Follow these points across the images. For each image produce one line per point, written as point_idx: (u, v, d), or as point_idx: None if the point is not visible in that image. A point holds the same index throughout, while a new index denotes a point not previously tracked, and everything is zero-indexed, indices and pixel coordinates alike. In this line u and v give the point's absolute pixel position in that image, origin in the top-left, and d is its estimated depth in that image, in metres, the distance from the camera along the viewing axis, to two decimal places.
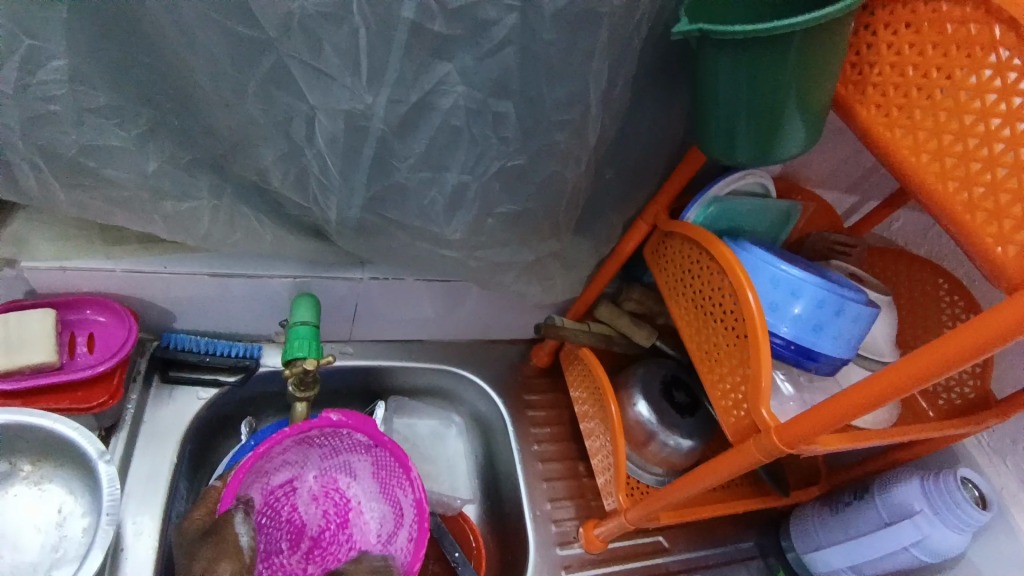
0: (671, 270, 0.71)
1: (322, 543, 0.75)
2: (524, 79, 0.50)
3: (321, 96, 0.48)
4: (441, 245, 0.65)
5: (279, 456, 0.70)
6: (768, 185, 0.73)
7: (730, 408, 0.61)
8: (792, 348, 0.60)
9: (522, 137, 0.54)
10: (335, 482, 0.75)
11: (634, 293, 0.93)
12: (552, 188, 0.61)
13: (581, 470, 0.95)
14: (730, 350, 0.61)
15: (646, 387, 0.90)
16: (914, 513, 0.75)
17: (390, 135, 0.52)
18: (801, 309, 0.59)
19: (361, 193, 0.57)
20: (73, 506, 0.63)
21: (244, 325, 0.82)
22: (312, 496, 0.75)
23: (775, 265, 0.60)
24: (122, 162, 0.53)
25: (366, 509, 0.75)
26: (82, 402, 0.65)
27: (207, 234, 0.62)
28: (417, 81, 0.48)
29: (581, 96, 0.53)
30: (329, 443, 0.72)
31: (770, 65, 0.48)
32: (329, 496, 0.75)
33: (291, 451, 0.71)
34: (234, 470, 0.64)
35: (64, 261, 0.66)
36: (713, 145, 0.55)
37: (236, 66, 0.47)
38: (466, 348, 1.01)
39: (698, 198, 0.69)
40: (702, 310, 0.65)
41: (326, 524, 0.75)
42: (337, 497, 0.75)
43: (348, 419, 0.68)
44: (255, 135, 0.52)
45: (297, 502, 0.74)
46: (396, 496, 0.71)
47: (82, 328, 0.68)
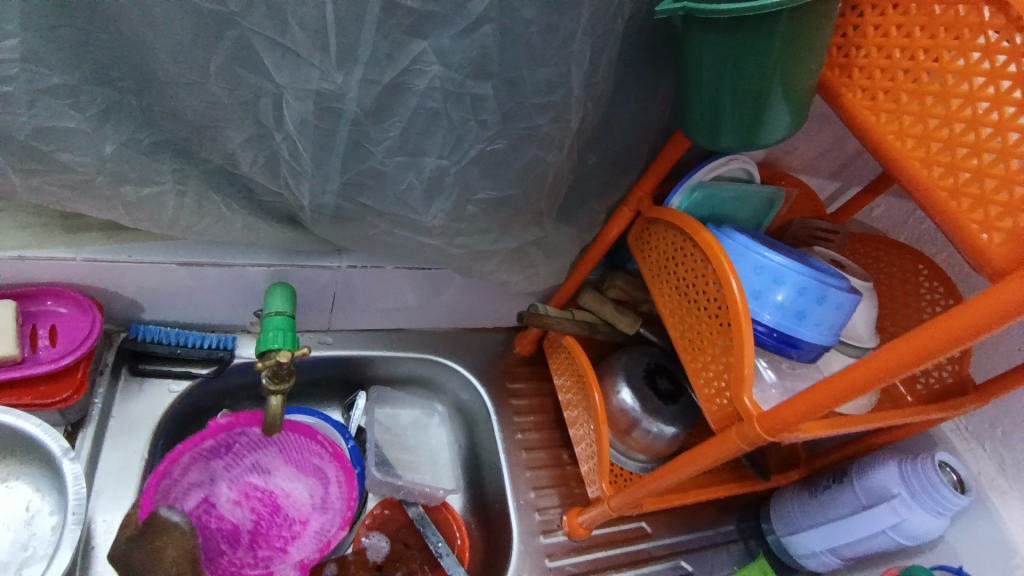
0: (655, 258, 0.70)
1: (263, 532, 0.76)
2: (504, 59, 0.48)
3: (289, 76, 0.46)
4: (419, 232, 0.63)
5: (183, 476, 0.73)
6: (753, 170, 0.71)
7: (713, 396, 0.60)
8: (774, 335, 0.59)
9: (502, 120, 0.53)
10: (251, 483, 0.79)
11: (617, 280, 0.92)
12: (533, 174, 0.59)
13: (564, 457, 0.95)
14: (713, 338, 0.61)
15: (629, 375, 0.90)
16: (892, 497, 0.76)
17: (363, 118, 0.49)
18: (784, 296, 0.58)
19: (334, 179, 0.55)
20: (41, 503, 0.61)
21: (218, 316, 0.79)
22: (232, 501, 0.77)
23: (759, 251, 0.59)
24: (78, 146, 0.50)
25: (292, 491, 0.80)
26: (46, 397, 0.63)
27: (173, 221, 0.59)
28: (391, 61, 0.46)
29: (563, 78, 0.51)
30: (230, 445, 0.78)
31: (756, 45, 0.46)
32: (251, 495, 0.78)
33: (194, 468, 0.75)
34: (143, 488, 0.68)
35: (24, 250, 0.62)
36: (698, 129, 0.55)
37: (197, 43, 0.44)
38: (448, 337, 0.99)
39: (682, 185, 0.68)
40: (685, 298, 0.65)
41: (257, 521, 0.77)
42: (259, 494, 0.78)
43: (236, 420, 0.77)
44: (220, 116, 0.50)
45: (222, 516, 0.76)
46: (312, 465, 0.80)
47: (44, 320, 0.65)
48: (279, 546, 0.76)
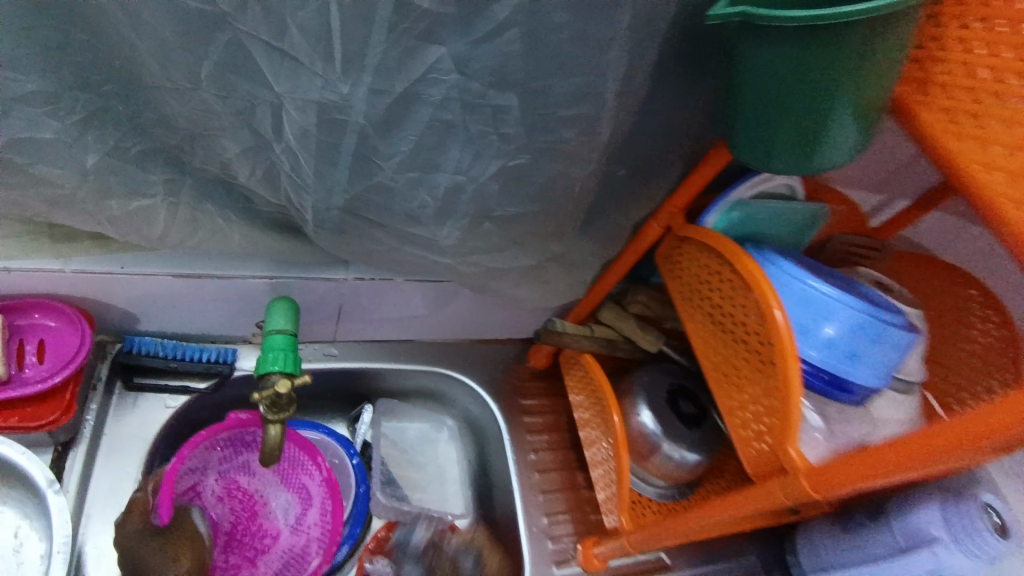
0: (685, 280, 0.65)
1: (238, 537, 0.71)
2: (529, 67, 0.43)
3: (287, 84, 0.41)
4: (431, 249, 0.58)
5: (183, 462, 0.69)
6: (796, 186, 0.66)
7: (751, 439, 0.56)
8: (821, 377, 0.55)
9: (526, 134, 0.47)
10: (238, 481, 0.73)
11: (640, 295, 0.86)
12: (557, 190, 0.54)
13: (579, 480, 0.90)
14: (753, 376, 0.55)
15: (651, 397, 0.84)
16: (932, 542, 0.69)
17: (371, 130, 0.44)
18: (835, 331, 0.53)
19: (339, 194, 0.50)
20: (28, 530, 0.58)
21: (216, 327, 0.75)
22: (219, 497, 0.72)
23: (805, 281, 0.54)
24: (58, 157, 0.45)
25: (271, 500, 0.74)
26: (32, 419, 0.59)
27: (164, 235, 0.55)
28: (402, 69, 0.41)
29: (595, 88, 0.45)
30: (236, 439, 0.73)
31: (822, 58, 0.41)
32: (236, 494, 0.73)
33: (193, 454, 0.71)
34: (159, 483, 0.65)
35: (7, 261, 0.58)
36: (744, 148, 0.49)
37: (185, 45, 0.39)
38: (459, 348, 0.94)
39: (720, 201, 0.62)
40: (721, 328, 0.59)
41: (235, 523, 0.72)
42: (243, 494, 0.73)
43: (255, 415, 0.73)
44: (214, 125, 0.45)
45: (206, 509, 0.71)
46: (301, 481, 0.74)
47: (31, 335, 0.61)
48: (249, 557, 0.70)
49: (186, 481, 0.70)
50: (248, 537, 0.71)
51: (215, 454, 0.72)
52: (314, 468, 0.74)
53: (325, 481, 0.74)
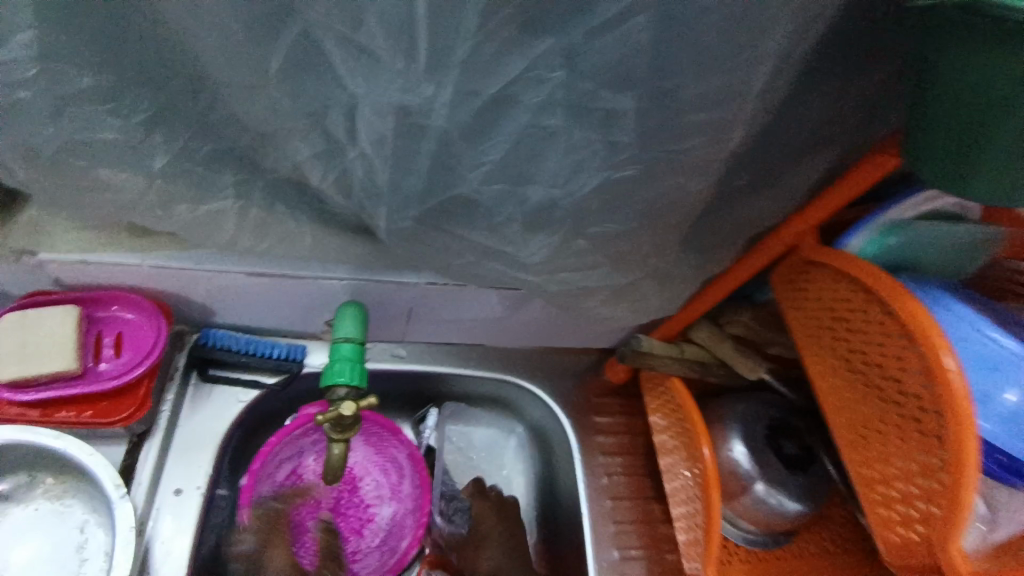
0: (813, 311, 0.54)
1: (343, 509, 0.74)
2: (654, 61, 0.34)
3: (363, 84, 0.35)
4: (513, 266, 0.51)
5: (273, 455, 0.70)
6: (969, 206, 0.52)
7: (897, 522, 0.46)
8: (997, 459, 0.43)
9: (640, 143, 0.38)
10: None
11: (742, 315, 0.75)
12: (667, 205, 0.45)
13: (657, 513, 0.82)
14: (905, 445, 0.45)
15: (747, 432, 0.74)
16: None
17: (456, 137, 0.37)
18: (1018, 399, 0.42)
19: (415, 205, 0.44)
20: (95, 526, 0.57)
21: (288, 323, 0.72)
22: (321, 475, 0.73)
23: (983, 335, 0.43)
24: (123, 158, 0.42)
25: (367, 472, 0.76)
26: (108, 415, 0.58)
27: (233, 241, 0.51)
28: (499, 65, 0.33)
29: (737, 87, 0.36)
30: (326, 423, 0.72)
31: None
32: None
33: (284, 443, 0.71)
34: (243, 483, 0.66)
35: (87, 254, 0.57)
36: (926, 169, 0.40)
37: (254, 38, 0.34)
38: (531, 357, 0.88)
39: (872, 220, 0.52)
40: (860, 379, 0.49)
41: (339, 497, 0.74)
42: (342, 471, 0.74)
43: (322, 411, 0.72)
44: (284, 125, 0.40)
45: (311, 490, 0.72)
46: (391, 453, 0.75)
47: (110, 328, 0.61)
48: (357, 527, 0.73)
49: (285, 467, 0.72)
50: (351, 508, 0.74)
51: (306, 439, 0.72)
52: (400, 443, 0.74)
53: (411, 455, 0.74)
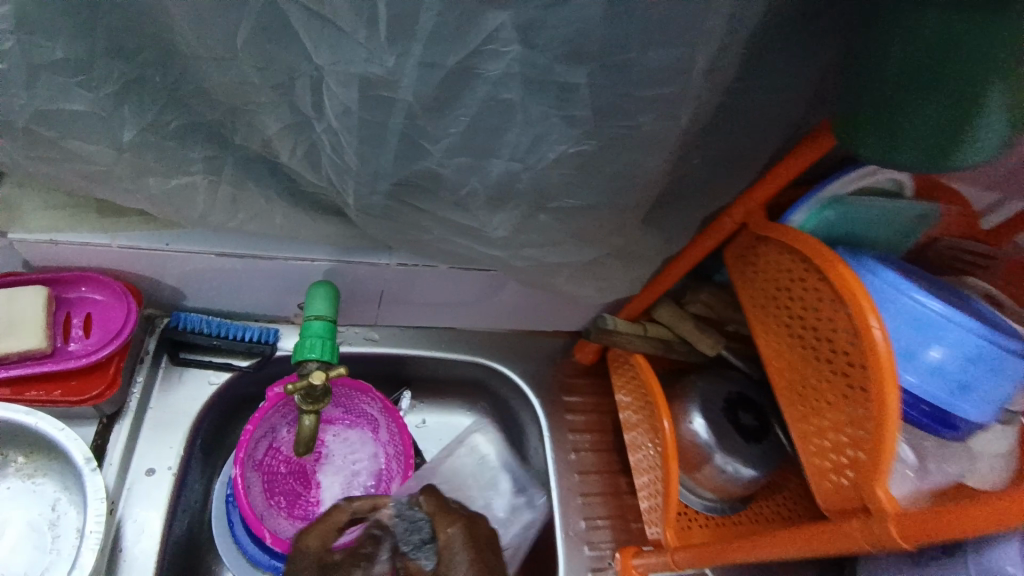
0: (759, 283, 0.58)
1: (324, 469, 0.75)
2: (604, 36, 0.37)
3: (328, 55, 0.36)
4: (479, 241, 0.53)
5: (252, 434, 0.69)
6: (904, 181, 0.56)
7: (829, 470, 0.50)
8: (920, 409, 0.48)
9: (593, 116, 0.41)
10: None
11: (701, 294, 0.79)
12: (623, 180, 0.48)
13: (623, 486, 0.85)
14: (836, 400, 0.49)
15: (705, 405, 0.78)
16: None
17: (420, 109, 0.39)
18: (941, 355, 0.46)
19: (383, 178, 0.46)
20: (67, 504, 0.59)
21: (261, 306, 0.73)
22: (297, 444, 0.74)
23: (908, 296, 0.47)
24: (94, 131, 0.43)
25: (344, 432, 0.77)
26: (76, 394, 0.59)
27: (205, 216, 0.52)
28: (458, 39, 0.36)
29: (681, 64, 0.39)
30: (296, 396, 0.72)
31: (978, 27, 0.34)
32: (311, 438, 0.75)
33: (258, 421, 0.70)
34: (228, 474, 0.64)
35: (55, 233, 0.58)
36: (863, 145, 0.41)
37: (220, 9, 0.36)
38: (504, 340, 0.90)
39: (812, 195, 0.55)
40: (799, 342, 0.53)
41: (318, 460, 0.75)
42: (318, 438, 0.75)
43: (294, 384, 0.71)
44: (252, 99, 0.41)
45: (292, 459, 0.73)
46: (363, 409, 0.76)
47: (79, 309, 0.61)
48: (342, 482, 0.75)
49: (261, 442, 0.71)
50: (333, 467, 0.75)
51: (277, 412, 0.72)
52: (371, 400, 0.75)
53: (384, 409, 0.75)
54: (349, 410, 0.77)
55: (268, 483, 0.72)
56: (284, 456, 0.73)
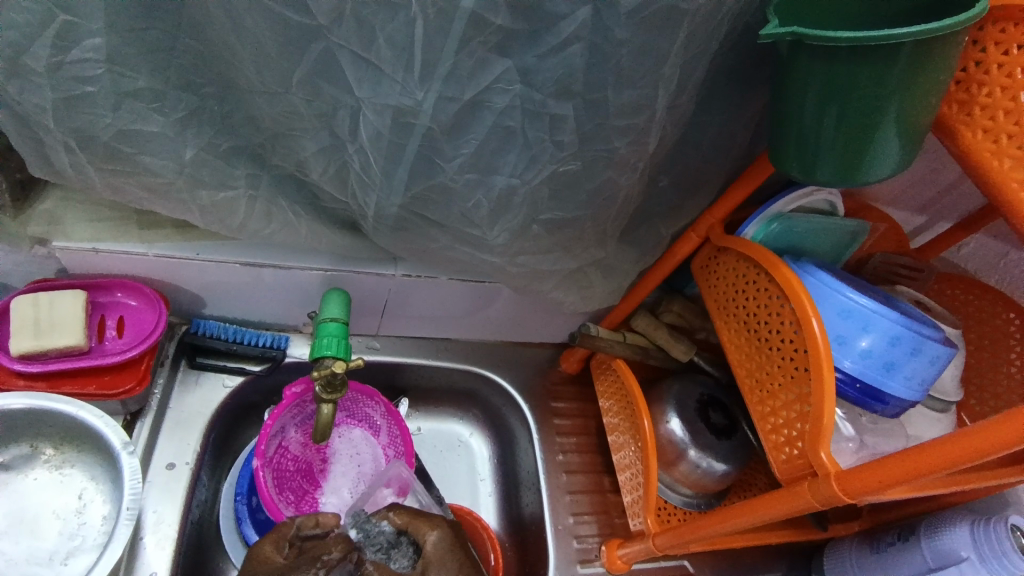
0: (719, 287, 0.67)
1: (329, 468, 0.79)
2: (588, 78, 0.46)
3: (368, 89, 0.45)
4: (480, 249, 0.61)
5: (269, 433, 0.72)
6: (836, 203, 0.69)
7: (782, 444, 0.57)
8: (856, 387, 0.57)
9: (579, 141, 0.50)
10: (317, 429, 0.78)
11: (674, 304, 0.88)
12: (603, 195, 0.57)
13: (606, 484, 0.91)
14: (785, 381, 0.58)
15: (681, 405, 0.84)
16: (960, 561, 0.71)
17: (438, 133, 0.48)
18: (870, 343, 0.55)
19: (401, 193, 0.53)
20: (93, 493, 0.64)
21: (272, 315, 0.78)
22: (305, 443, 0.77)
23: (843, 293, 0.57)
24: (159, 149, 0.51)
25: (348, 434, 0.81)
26: (110, 388, 0.65)
27: (243, 225, 0.60)
28: (473, 78, 0.45)
29: (648, 101, 0.49)
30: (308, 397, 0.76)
31: (873, 74, 0.44)
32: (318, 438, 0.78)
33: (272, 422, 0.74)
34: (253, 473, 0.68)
35: (97, 242, 0.64)
36: (790, 162, 0.52)
37: (282, 53, 0.45)
38: (492, 349, 0.95)
39: (760, 213, 0.65)
40: (754, 336, 0.61)
41: (323, 460, 0.79)
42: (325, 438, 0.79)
43: (308, 385, 0.75)
44: (296, 124, 0.50)
45: (300, 458, 0.77)
46: (366, 412, 0.81)
47: (113, 312, 0.67)
48: (347, 480, 0.78)
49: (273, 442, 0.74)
50: (338, 467, 0.79)
51: (288, 413, 0.75)
52: (375, 403, 0.80)
53: (386, 412, 0.80)
54: (353, 413, 0.81)
55: (279, 480, 0.74)
56: (293, 455, 0.76)
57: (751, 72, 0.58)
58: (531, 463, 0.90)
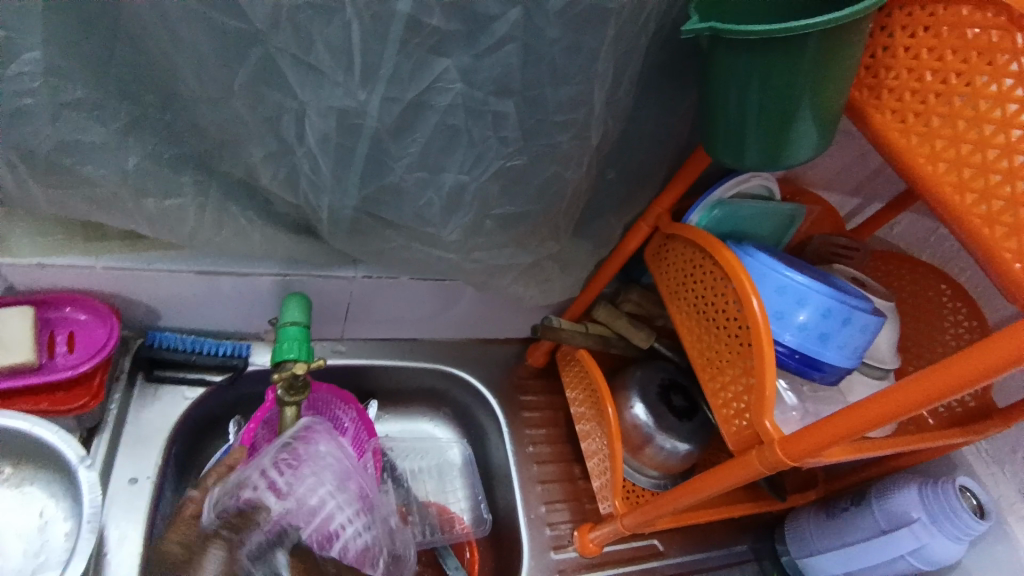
0: (670, 272, 0.70)
1: None
2: (526, 77, 0.49)
3: (312, 93, 0.46)
4: (436, 247, 0.62)
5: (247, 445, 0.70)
6: (773, 188, 0.73)
7: (731, 417, 0.60)
8: (795, 358, 0.61)
9: (522, 137, 0.52)
10: None
11: (632, 293, 0.90)
12: (550, 189, 0.59)
13: (576, 472, 0.92)
14: (732, 358, 0.61)
15: (642, 389, 0.87)
16: (912, 522, 0.75)
17: (385, 134, 0.49)
18: (806, 317, 0.59)
19: (353, 194, 0.54)
20: (54, 511, 0.62)
21: (232, 324, 0.78)
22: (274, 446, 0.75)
23: (781, 272, 0.60)
24: (104, 160, 0.51)
25: None
26: (62, 405, 0.64)
27: (194, 233, 0.60)
28: (414, 79, 0.46)
29: (585, 96, 0.51)
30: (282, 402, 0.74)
31: (790, 62, 0.47)
32: None
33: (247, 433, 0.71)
34: None
35: (43, 258, 0.62)
36: (720, 149, 0.55)
37: (223, 60, 0.45)
38: (458, 347, 0.95)
39: (702, 200, 0.69)
40: (703, 317, 0.64)
41: None
42: None
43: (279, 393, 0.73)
44: (242, 129, 0.50)
45: None
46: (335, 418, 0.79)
47: (62, 327, 0.66)
48: None
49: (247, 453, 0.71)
50: None
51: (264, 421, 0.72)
52: (346, 410, 0.79)
53: (355, 420, 0.79)
54: (322, 414, 0.79)
55: None
56: None
57: (684, 66, 0.61)
58: (502, 456, 0.91)
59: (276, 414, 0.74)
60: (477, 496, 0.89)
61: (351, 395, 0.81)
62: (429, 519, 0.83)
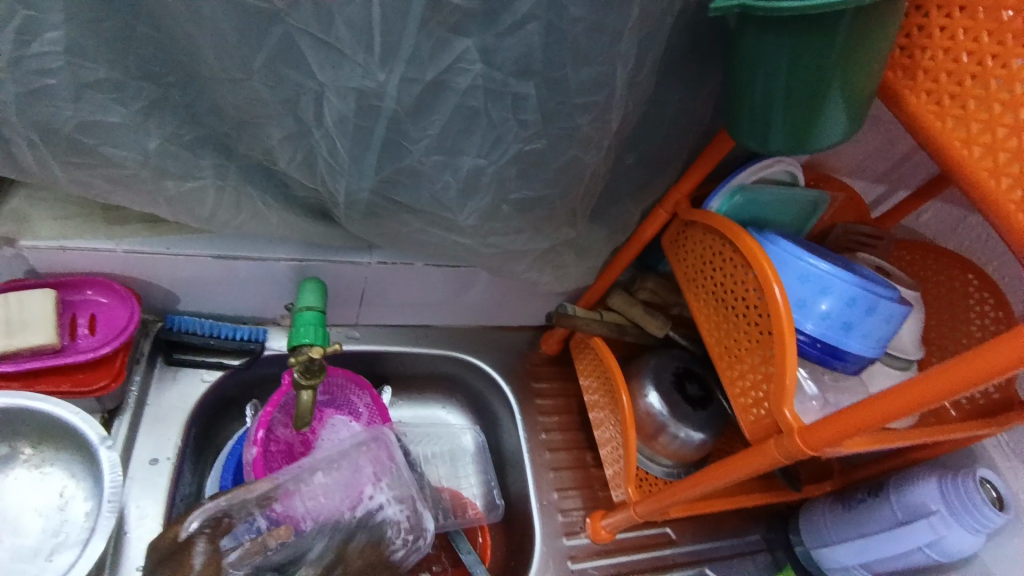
0: (689, 259, 0.69)
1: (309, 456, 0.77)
2: (547, 58, 0.48)
3: (331, 73, 0.46)
4: (453, 231, 0.62)
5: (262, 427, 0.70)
6: (796, 173, 0.71)
7: (749, 406, 0.60)
8: (817, 346, 0.60)
9: (542, 120, 0.52)
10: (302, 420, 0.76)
11: (648, 282, 0.90)
12: (569, 174, 0.58)
13: (589, 460, 0.93)
14: (751, 346, 0.60)
15: (657, 378, 0.86)
16: (930, 514, 0.74)
17: (403, 115, 0.49)
18: (829, 305, 0.58)
19: (370, 177, 0.54)
20: (74, 490, 0.64)
21: (249, 308, 0.78)
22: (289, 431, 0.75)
23: (803, 259, 0.59)
24: (123, 139, 0.51)
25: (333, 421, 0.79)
26: (83, 385, 0.65)
27: (211, 215, 0.60)
28: (434, 59, 0.46)
29: (608, 77, 0.50)
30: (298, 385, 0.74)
31: (821, 41, 0.45)
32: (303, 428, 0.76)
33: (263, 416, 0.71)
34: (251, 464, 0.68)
35: (64, 240, 0.63)
36: (745, 133, 0.54)
37: (242, 38, 0.45)
38: (472, 334, 0.95)
39: (723, 186, 0.68)
40: (722, 305, 0.64)
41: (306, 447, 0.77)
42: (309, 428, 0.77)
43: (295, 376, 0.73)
44: (260, 110, 0.50)
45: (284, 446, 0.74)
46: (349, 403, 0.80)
47: (83, 310, 0.66)
48: None
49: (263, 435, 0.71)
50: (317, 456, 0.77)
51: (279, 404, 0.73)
52: (361, 395, 0.79)
53: (370, 405, 0.79)
54: (337, 399, 0.79)
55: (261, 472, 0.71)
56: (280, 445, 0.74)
57: (708, 48, 0.59)
58: (515, 443, 0.91)
59: (293, 398, 0.74)
60: (489, 482, 0.89)
61: (366, 380, 0.81)
62: (442, 503, 0.81)
